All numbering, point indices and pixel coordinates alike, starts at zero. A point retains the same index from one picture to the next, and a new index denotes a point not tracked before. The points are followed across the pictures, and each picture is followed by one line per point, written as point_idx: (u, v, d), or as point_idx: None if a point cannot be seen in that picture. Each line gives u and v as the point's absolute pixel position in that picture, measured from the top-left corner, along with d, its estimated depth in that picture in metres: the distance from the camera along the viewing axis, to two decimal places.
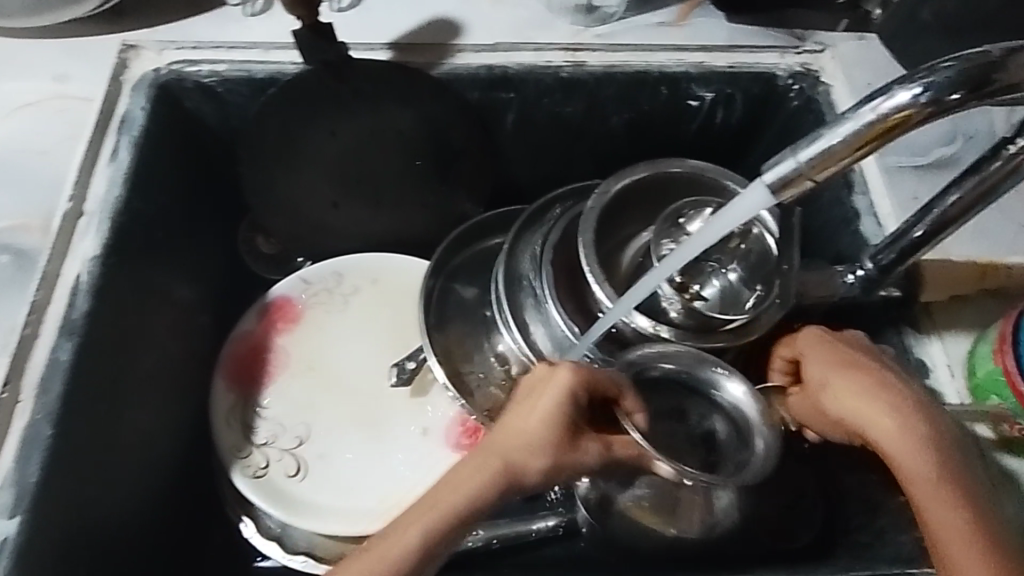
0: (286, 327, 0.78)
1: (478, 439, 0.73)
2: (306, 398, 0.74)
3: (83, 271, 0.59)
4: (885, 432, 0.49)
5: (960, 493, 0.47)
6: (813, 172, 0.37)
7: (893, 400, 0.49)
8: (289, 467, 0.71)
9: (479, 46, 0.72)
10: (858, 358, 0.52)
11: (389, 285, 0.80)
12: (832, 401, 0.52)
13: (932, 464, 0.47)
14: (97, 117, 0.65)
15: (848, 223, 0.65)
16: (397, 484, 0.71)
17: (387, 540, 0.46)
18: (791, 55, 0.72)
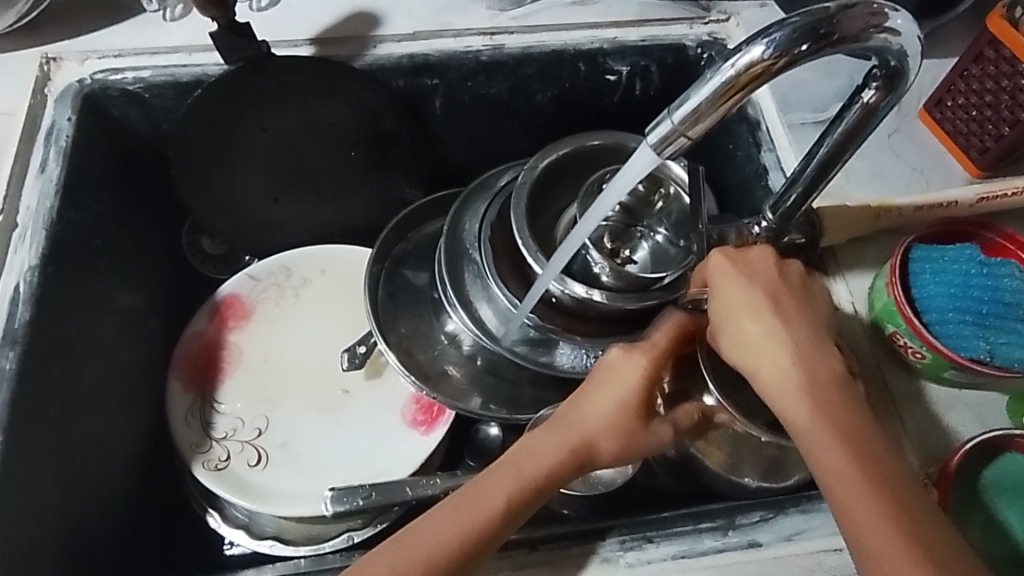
0: (239, 322, 0.80)
1: (434, 414, 0.76)
2: (261, 390, 0.77)
3: (22, 281, 0.58)
4: (777, 377, 0.49)
5: (847, 434, 0.47)
6: (688, 129, 0.43)
7: (785, 347, 0.49)
8: (250, 457, 0.73)
9: (399, 35, 0.74)
10: (758, 299, 0.51)
11: (337, 275, 0.83)
12: (726, 343, 0.51)
13: (814, 410, 0.47)
14: (23, 127, 0.65)
15: (759, 178, 0.69)
16: (358, 465, 0.74)
17: (482, 494, 0.50)
18: (699, 25, 0.76)
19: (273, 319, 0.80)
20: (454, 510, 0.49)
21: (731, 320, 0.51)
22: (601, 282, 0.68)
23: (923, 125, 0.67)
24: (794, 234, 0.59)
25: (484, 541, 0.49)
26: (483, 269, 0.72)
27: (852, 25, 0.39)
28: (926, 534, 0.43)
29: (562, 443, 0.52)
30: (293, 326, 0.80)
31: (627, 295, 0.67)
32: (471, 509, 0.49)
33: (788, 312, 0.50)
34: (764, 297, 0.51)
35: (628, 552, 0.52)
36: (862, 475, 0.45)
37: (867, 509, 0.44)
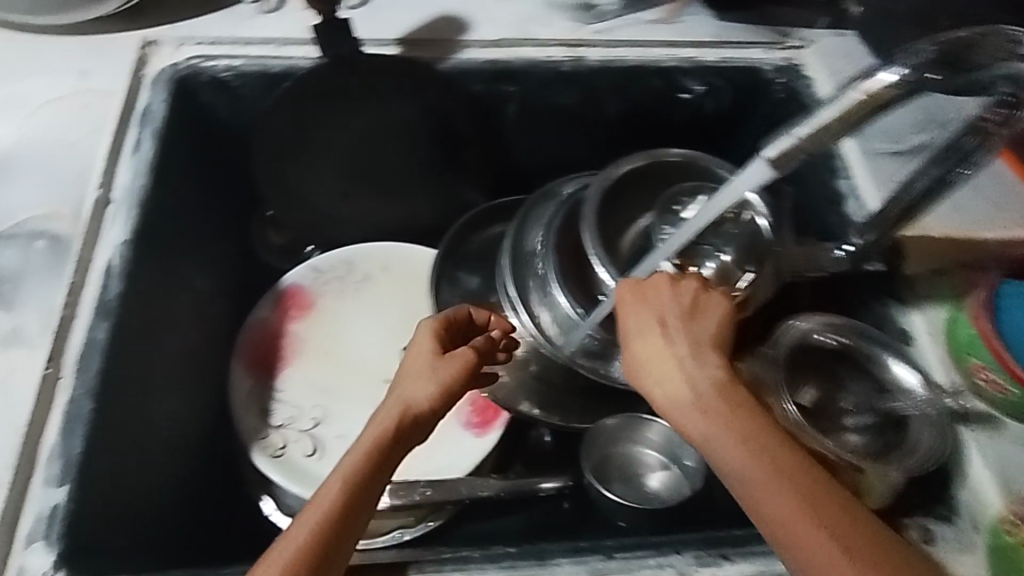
0: (301, 312, 0.81)
1: (489, 415, 0.77)
2: (317, 382, 0.77)
3: (116, 255, 0.59)
4: (677, 395, 0.49)
5: (755, 440, 0.46)
6: (808, 144, 0.42)
7: (682, 370, 0.49)
8: (306, 448, 0.73)
9: (483, 42, 0.76)
10: (652, 330, 0.51)
11: (398, 273, 0.84)
12: (638, 368, 0.51)
13: (712, 425, 0.47)
14: (120, 109, 0.66)
15: (833, 203, 0.69)
16: (411, 462, 0.74)
17: (318, 498, 0.50)
18: (775, 51, 0.77)
19: (336, 312, 0.81)
20: (301, 525, 0.48)
21: (635, 347, 0.52)
22: None
23: (1006, 165, 0.66)
24: (874, 260, 0.61)
25: (335, 532, 0.48)
26: (547, 276, 0.73)
27: (986, 55, 0.38)
28: (844, 525, 0.42)
29: (376, 418, 0.55)
30: (352, 319, 0.81)
31: None
32: (316, 512, 0.49)
33: (678, 327, 0.51)
34: (653, 321, 0.52)
35: (704, 568, 0.52)
36: (770, 472, 0.44)
37: (784, 510, 0.43)
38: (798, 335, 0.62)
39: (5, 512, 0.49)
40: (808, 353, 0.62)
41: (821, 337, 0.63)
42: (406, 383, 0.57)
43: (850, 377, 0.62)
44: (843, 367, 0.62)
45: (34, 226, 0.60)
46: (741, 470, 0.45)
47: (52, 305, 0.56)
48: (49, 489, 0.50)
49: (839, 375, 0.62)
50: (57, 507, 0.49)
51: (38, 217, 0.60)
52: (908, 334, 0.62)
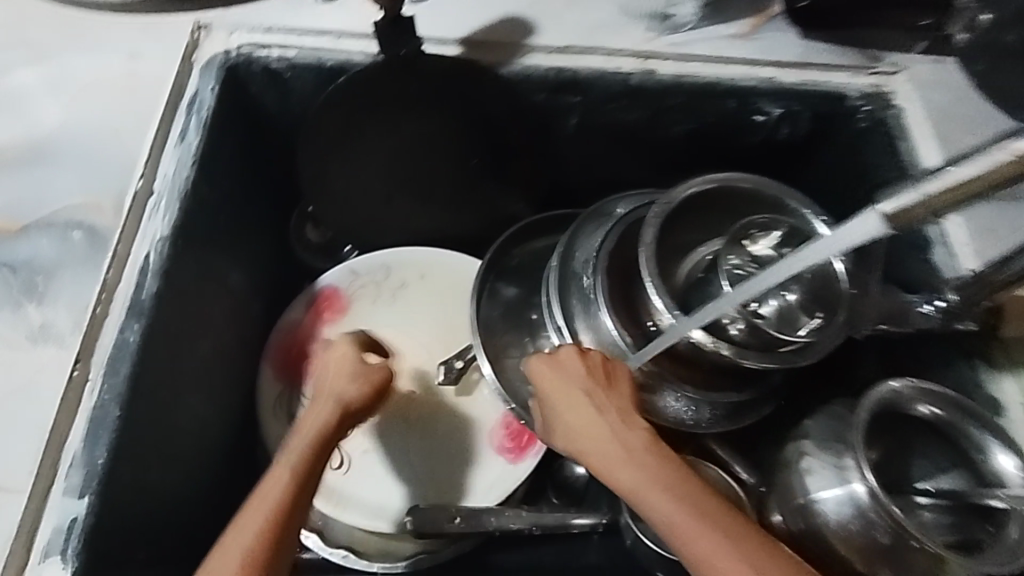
0: (333, 317, 0.76)
1: (524, 441, 0.72)
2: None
3: (153, 252, 0.56)
4: (598, 454, 0.52)
5: (674, 483, 0.50)
6: (937, 203, 0.36)
7: (605, 425, 0.53)
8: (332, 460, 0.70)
9: (550, 48, 0.71)
10: (574, 391, 0.55)
11: (437, 281, 0.78)
12: (564, 428, 0.55)
13: (637, 474, 0.50)
14: (167, 96, 0.63)
15: (919, 250, 0.63)
16: (441, 486, 0.71)
17: (260, 495, 0.51)
18: (864, 76, 0.71)
19: (371, 319, 0.77)
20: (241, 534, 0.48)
21: (558, 408, 0.55)
22: (728, 335, 0.59)
23: None
24: (968, 319, 0.57)
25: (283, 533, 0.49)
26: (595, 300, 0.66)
27: None
28: (755, 547, 0.47)
29: (307, 416, 0.56)
30: (386, 328, 0.76)
31: (759, 353, 0.58)
32: (259, 516, 0.49)
33: (597, 387, 0.55)
34: (579, 385, 0.55)
35: None
36: (688, 517, 0.48)
37: (708, 541, 0.47)
38: (899, 399, 0.55)
39: (23, 522, 0.46)
40: (894, 417, 0.57)
41: (921, 406, 0.55)
42: (326, 388, 0.58)
43: (925, 446, 0.58)
44: (924, 436, 0.58)
45: (72, 215, 0.57)
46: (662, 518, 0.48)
47: (85, 301, 0.53)
48: (69, 500, 0.47)
49: (914, 444, 0.58)
50: (76, 520, 0.47)
51: (77, 205, 0.57)
52: (1000, 404, 0.60)
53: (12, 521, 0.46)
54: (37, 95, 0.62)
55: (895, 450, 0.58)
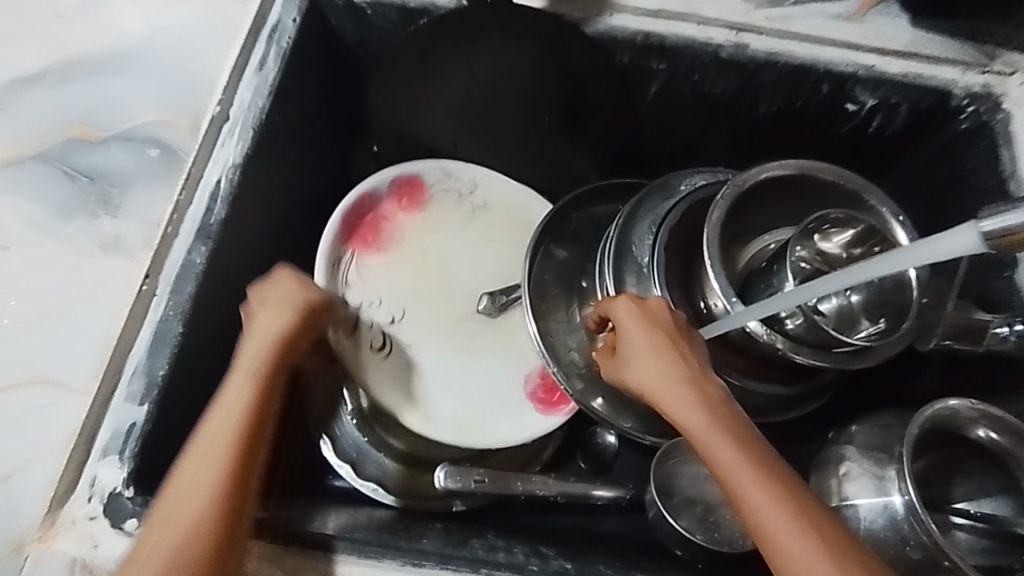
0: (409, 209, 0.72)
1: (556, 397, 0.70)
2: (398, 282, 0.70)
3: (224, 177, 0.57)
4: (666, 392, 0.50)
5: (741, 437, 0.46)
6: None
7: (677, 368, 0.51)
8: (375, 339, 0.68)
9: (640, 10, 0.68)
10: (652, 330, 0.53)
11: (502, 215, 0.74)
12: (633, 368, 0.53)
13: (705, 417, 0.48)
14: (250, 20, 0.62)
15: (1001, 267, 0.60)
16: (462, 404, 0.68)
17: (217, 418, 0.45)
18: (974, 74, 0.66)
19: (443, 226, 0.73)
20: (174, 505, 0.41)
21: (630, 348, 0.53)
22: (784, 327, 0.58)
23: None
24: None
25: (227, 493, 0.42)
26: (649, 275, 0.63)
27: None
28: (824, 519, 0.42)
29: (256, 324, 0.52)
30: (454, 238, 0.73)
31: (812, 352, 0.56)
32: (211, 450, 0.43)
33: (679, 336, 0.53)
34: (661, 327, 0.53)
35: None
36: (756, 469, 0.44)
37: (766, 498, 0.43)
38: (953, 417, 0.52)
39: (85, 419, 0.49)
40: (947, 434, 0.54)
41: (979, 430, 0.53)
42: (266, 320, 0.51)
43: (974, 470, 0.56)
44: (976, 462, 0.56)
45: (149, 131, 0.57)
46: (730, 467, 0.44)
47: (157, 218, 0.54)
48: (129, 406, 0.50)
49: (961, 465, 0.56)
50: (134, 426, 0.49)
51: (155, 122, 0.58)
52: None
53: (72, 419, 0.48)
54: (120, 2, 0.62)
55: (940, 468, 0.57)
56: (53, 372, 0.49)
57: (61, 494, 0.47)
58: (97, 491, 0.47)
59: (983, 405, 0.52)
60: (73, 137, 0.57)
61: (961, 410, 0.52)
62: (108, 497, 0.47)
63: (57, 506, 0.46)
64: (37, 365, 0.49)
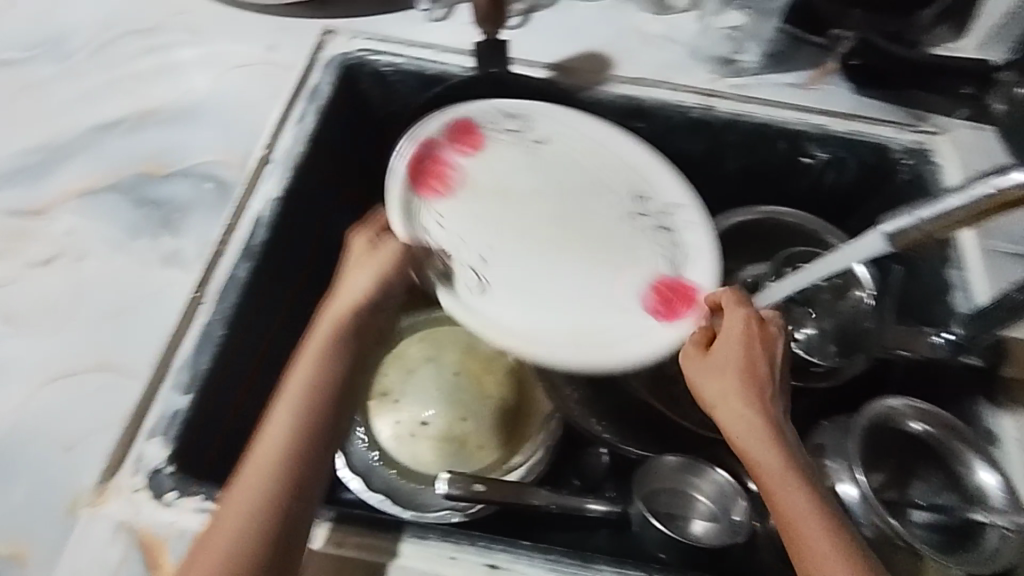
0: (466, 149, 0.74)
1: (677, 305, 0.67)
2: (480, 219, 0.71)
3: (266, 208, 0.66)
4: (742, 417, 0.52)
5: (812, 487, 0.49)
6: (928, 229, 0.43)
7: (759, 406, 0.53)
8: (470, 280, 0.68)
9: (623, 79, 0.79)
10: (736, 363, 0.55)
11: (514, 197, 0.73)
12: (712, 396, 0.55)
13: (782, 458, 0.50)
14: (294, 84, 0.74)
15: (939, 293, 0.67)
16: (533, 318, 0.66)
17: (279, 412, 0.51)
18: (908, 133, 0.77)
19: (518, 168, 0.74)
20: (246, 478, 0.48)
21: (714, 377, 0.55)
22: None
23: None
24: (972, 353, 0.59)
25: (283, 467, 0.49)
26: None
27: None
28: None
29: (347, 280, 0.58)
30: (525, 186, 0.74)
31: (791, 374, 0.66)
32: (271, 443, 0.50)
33: (764, 373, 0.54)
34: (747, 362, 0.55)
35: None
36: (824, 522, 0.47)
37: (830, 549, 0.46)
38: (890, 415, 0.59)
39: (136, 403, 0.56)
40: (890, 435, 0.60)
41: (914, 425, 0.58)
42: (359, 269, 0.59)
43: (925, 470, 0.60)
44: (924, 461, 0.60)
45: (208, 169, 0.69)
46: (798, 512, 0.47)
47: (209, 238, 0.64)
48: (175, 395, 0.56)
49: (915, 467, 0.60)
50: (179, 411, 0.56)
51: (212, 162, 0.69)
52: (995, 437, 0.58)
53: (126, 400, 0.56)
54: (191, 70, 0.75)
55: (896, 470, 0.60)
56: (115, 362, 0.58)
57: (112, 467, 0.53)
58: (141, 467, 0.53)
59: (912, 401, 0.59)
60: (144, 171, 0.68)
61: (892, 407, 0.59)
62: (151, 474, 0.53)
63: (108, 475, 0.53)
64: (102, 355, 0.58)
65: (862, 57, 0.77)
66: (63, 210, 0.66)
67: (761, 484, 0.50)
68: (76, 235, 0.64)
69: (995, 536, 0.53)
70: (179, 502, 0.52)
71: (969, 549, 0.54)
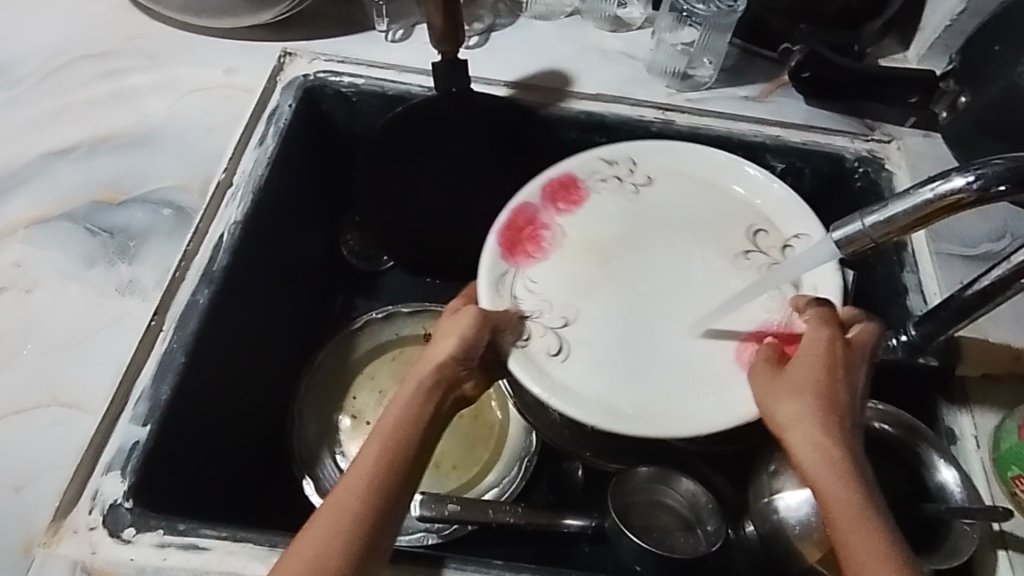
0: (567, 204, 0.65)
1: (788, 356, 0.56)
2: (572, 274, 0.61)
3: (227, 232, 0.66)
4: (816, 444, 0.48)
5: (880, 524, 0.44)
6: (875, 235, 0.45)
7: (834, 433, 0.48)
8: (551, 346, 0.58)
9: (582, 95, 0.80)
10: (815, 385, 0.50)
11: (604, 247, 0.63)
12: (786, 417, 0.50)
13: (855, 491, 0.46)
14: (254, 107, 0.74)
15: (896, 296, 0.68)
16: (603, 387, 0.56)
17: (355, 465, 0.48)
18: (861, 141, 0.79)
19: (611, 214, 0.65)
20: (314, 537, 0.45)
21: (788, 399, 0.51)
22: None
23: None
24: (928, 354, 0.61)
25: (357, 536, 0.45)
26: None
27: None
28: None
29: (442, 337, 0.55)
30: (589, 235, 0.63)
31: None
32: (348, 496, 0.46)
33: (845, 400, 0.50)
34: (828, 386, 0.50)
35: None
36: (890, 564, 0.42)
37: None
38: None
39: (93, 436, 0.54)
40: (854, 437, 0.61)
41: (876, 425, 0.60)
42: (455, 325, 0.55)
43: None
44: None
45: (166, 195, 0.68)
46: (860, 549, 0.43)
47: (168, 264, 0.63)
48: (134, 426, 0.55)
49: None
50: (137, 443, 0.54)
51: (170, 187, 0.68)
52: (955, 434, 0.60)
53: (81, 434, 0.54)
54: (147, 95, 0.74)
55: None
56: (70, 395, 0.56)
57: (67, 503, 0.52)
58: (98, 502, 0.52)
59: (874, 402, 0.61)
60: (99, 199, 0.67)
61: (856, 409, 0.61)
62: (108, 508, 0.52)
63: (63, 513, 0.51)
64: (57, 388, 0.57)
65: (810, 69, 0.78)
66: (13, 240, 0.64)
67: (823, 514, 0.46)
68: (27, 265, 0.63)
69: (960, 529, 0.54)
70: (139, 537, 0.51)
71: (939, 545, 0.54)
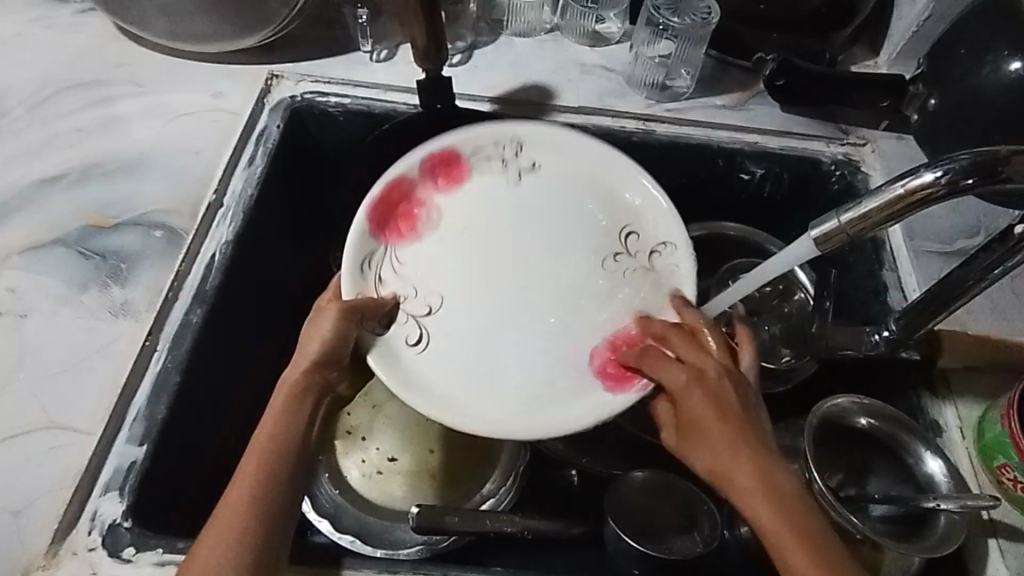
0: (449, 183, 0.66)
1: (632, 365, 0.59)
2: (440, 260, 0.64)
3: (218, 252, 0.66)
4: (735, 474, 0.49)
5: (809, 541, 0.45)
6: (849, 230, 0.46)
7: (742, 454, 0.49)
8: (410, 334, 0.61)
9: (565, 108, 0.82)
10: (711, 410, 0.52)
11: (480, 232, 0.66)
12: (699, 449, 0.52)
13: (778, 514, 0.46)
14: (243, 129, 0.75)
15: (876, 293, 0.70)
16: (462, 383, 0.60)
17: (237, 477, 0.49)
18: (837, 145, 0.82)
19: (491, 199, 0.67)
20: (210, 557, 0.45)
21: (698, 428, 0.52)
22: None
23: None
24: (909, 348, 0.62)
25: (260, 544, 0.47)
26: None
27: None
28: None
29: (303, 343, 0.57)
30: (458, 219, 0.66)
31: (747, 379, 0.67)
32: (234, 508, 0.47)
33: (740, 417, 0.51)
34: (723, 407, 0.51)
35: None
36: None
37: None
38: (841, 413, 0.61)
39: (91, 458, 0.55)
40: (841, 432, 0.62)
41: (861, 420, 0.61)
42: (317, 327, 0.56)
43: (879, 465, 0.62)
44: (877, 454, 0.62)
45: (156, 217, 0.68)
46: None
47: (161, 285, 0.64)
48: (130, 446, 0.55)
49: (869, 462, 0.62)
50: (135, 463, 0.55)
51: (161, 210, 0.69)
52: (940, 427, 0.61)
53: (78, 457, 0.55)
54: (136, 121, 0.75)
55: (856, 468, 0.62)
56: (66, 418, 0.56)
57: (66, 526, 0.52)
58: (97, 523, 0.52)
59: (857, 397, 0.61)
60: (89, 224, 0.68)
61: (841, 404, 0.61)
62: (107, 529, 0.52)
63: (61, 536, 0.51)
64: (53, 412, 0.57)
65: (784, 76, 0.81)
66: (5, 266, 0.64)
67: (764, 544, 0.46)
68: (19, 291, 0.63)
69: (945, 520, 0.55)
70: (139, 556, 0.51)
71: (928, 535, 0.55)
